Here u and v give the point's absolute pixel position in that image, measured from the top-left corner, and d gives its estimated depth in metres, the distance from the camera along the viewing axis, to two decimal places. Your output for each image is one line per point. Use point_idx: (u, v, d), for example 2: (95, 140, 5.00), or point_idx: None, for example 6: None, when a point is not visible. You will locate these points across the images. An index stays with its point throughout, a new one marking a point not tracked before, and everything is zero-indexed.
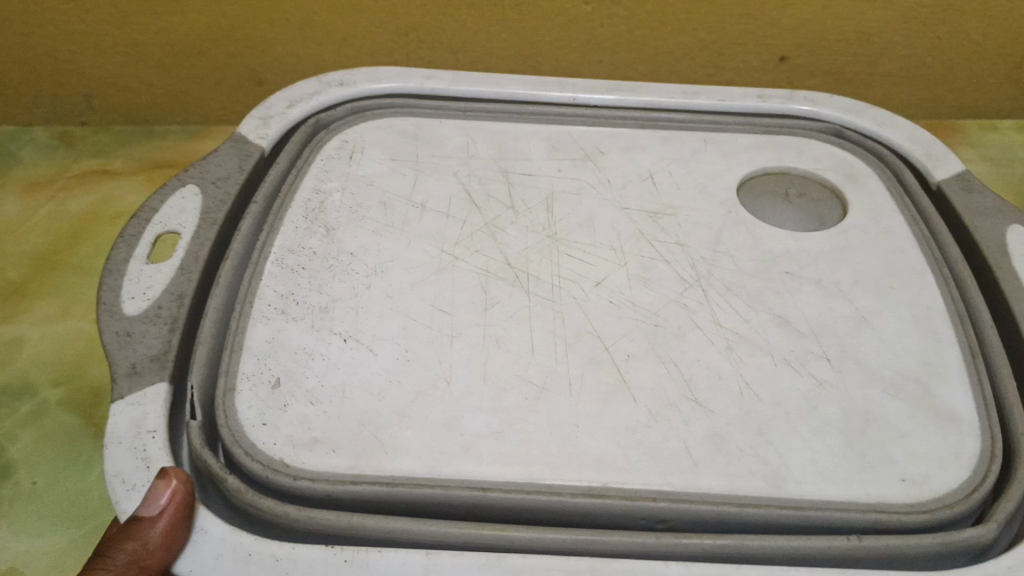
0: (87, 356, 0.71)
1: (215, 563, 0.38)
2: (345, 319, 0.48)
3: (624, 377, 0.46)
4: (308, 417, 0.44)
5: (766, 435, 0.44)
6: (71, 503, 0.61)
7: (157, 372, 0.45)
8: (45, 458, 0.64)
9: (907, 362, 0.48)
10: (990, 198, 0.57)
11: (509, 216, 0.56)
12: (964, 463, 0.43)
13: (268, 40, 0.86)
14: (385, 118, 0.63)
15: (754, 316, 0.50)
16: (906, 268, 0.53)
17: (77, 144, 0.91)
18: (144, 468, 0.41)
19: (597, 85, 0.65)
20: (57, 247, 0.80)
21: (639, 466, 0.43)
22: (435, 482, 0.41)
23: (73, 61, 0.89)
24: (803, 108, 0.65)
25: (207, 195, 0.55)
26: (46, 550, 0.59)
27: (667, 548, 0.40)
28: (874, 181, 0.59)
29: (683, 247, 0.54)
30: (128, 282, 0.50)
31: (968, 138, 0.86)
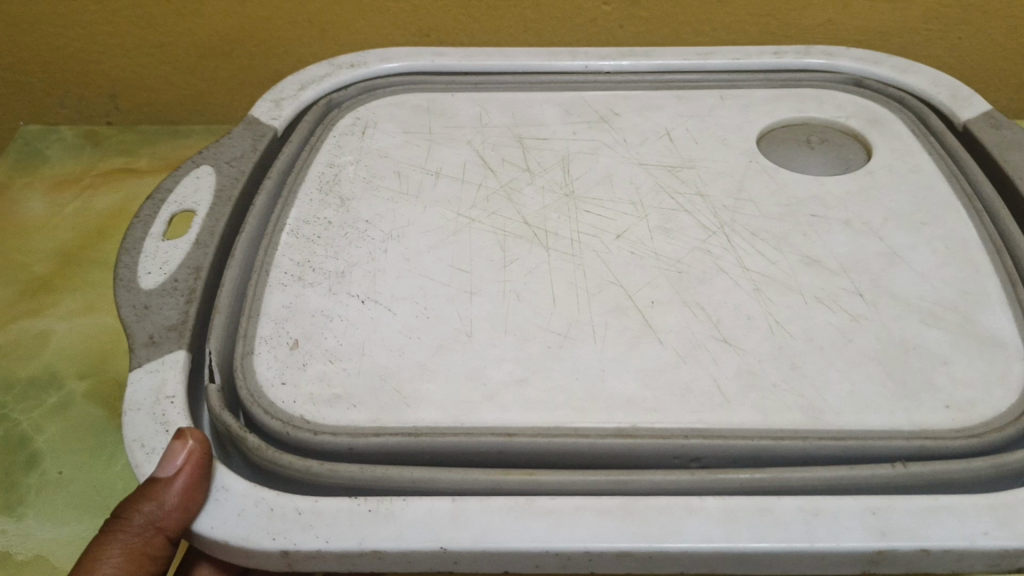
0: (112, 348, 0.72)
1: (238, 518, 0.38)
2: (362, 282, 0.49)
3: (649, 322, 0.46)
4: (328, 374, 0.44)
5: (800, 369, 0.43)
6: (96, 493, 0.62)
7: (175, 341, 0.46)
8: (71, 450, 0.65)
9: (947, 293, 0.47)
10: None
11: (524, 179, 0.56)
12: (1012, 386, 0.42)
13: (289, 40, 0.86)
14: (398, 96, 0.63)
15: (781, 258, 0.49)
16: (937, 204, 0.52)
17: (102, 143, 0.93)
18: (164, 432, 0.42)
19: (610, 52, 0.65)
20: (85, 243, 0.81)
21: (669, 406, 0.42)
22: (458, 430, 0.41)
23: (98, 61, 0.90)
24: (819, 62, 0.64)
25: (221, 174, 0.56)
26: (73, 538, 0.60)
27: (703, 484, 0.40)
28: (899, 124, 0.59)
29: (705, 198, 0.54)
30: (145, 258, 0.50)
31: None
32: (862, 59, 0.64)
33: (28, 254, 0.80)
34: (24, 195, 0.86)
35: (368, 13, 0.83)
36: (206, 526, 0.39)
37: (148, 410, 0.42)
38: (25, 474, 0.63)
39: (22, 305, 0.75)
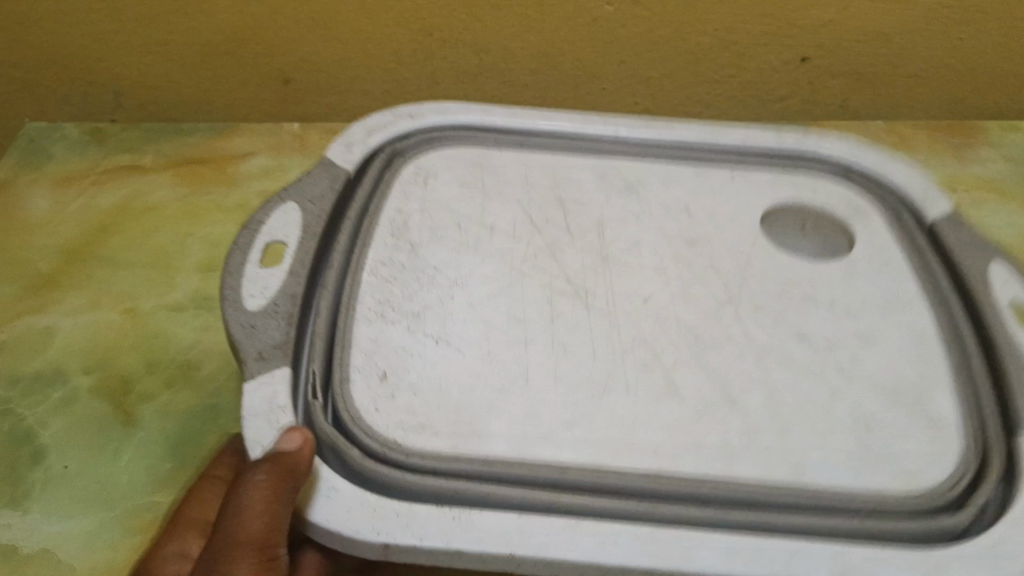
0: (114, 344, 0.78)
1: (348, 514, 0.49)
2: (434, 322, 0.58)
3: (672, 382, 0.55)
4: (413, 404, 0.53)
5: (782, 441, 0.52)
6: (101, 487, 0.67)
7: (281, 358, 0.54)
8: (76, 445, 0.70)
9: (912, 370, 0.56)
10: (978, 234, 0.65)
11: (566, 240, 0.64)
12: (970, 451, 0.52)
13: (292, 39, 0.92)
14: (453, 148, 0.71)
15: (777, 336, 0.58)
16: (904, 295, 0.61)
17: (107, 140, 0.99)
18: (274, 433, 0.51)
19: (639, 122, 0.73)
20: (90, 239, 0.87)
21: (686, 455, 0.51)
22: (521, 462, 0.51)
23: (105, 62, 0.95)
24: (816, 146, 0.72)
25: (308, 211, 0.64)
26: (78, 531, 0.64)
27: (713, 521, 0.49)
28: (903, 212, 0.69)
29: (717, 272, 0.62)
30: (246, 282, 0.59)
31: (990, 138, 0.95)
32: (846, 146, 0.73)
33: (32, 251, 0.86)
34: (31, 191, 0.92)
35: (373, 11, 0.89)
36: (322, 518, 0.48)
37: (264, 415, 0.52)
38: (30, 468, 0.69)
39: (27, 302, 0.81)
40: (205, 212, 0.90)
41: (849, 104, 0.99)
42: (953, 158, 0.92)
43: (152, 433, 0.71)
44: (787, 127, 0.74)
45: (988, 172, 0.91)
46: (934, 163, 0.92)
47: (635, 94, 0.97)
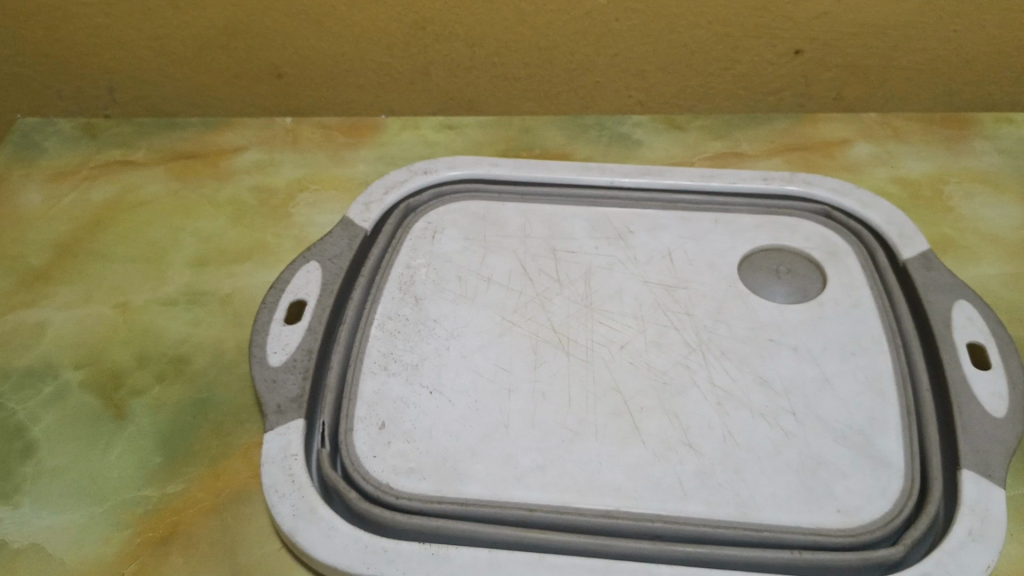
0: (106, 339, 0.78)
1: (344, 549, 0.59)
2: (430, 374, 0.70)
3: (638, 426, 0.66)
4: (406, 451, 0.65)
5: (740, 474, 0.62)
6: (91, 482, 0.67)
7: (295, 411, 0.67)
8: (66, 440, 0.70)
9: (858, 418, 0.65)
10: (946, 274, 0.75)
11: (555, 288, 0.77)
12: (889, 497, 0.61)
13: (286, 33, 0.92)
14: (460, 203, 0.85)
15: (741, 376, 0.69)
16: (867, 337, 0.71)
17: (99, 135, 0.99)
18: (291, 481, 0.63)
19: (632, 170, 0.85)
20: (82, 233, 0.88)
21: (644, 495, 0.62)
22: (496, 503, 0.61)
23: (97, 56, 0.96)
24: (799, 189, 0.83)
25: (325, 269, 0.77)
26: (68, 526, 0.65)
27: (659, 551, 0.58)
28: (851, 257, 0.77)
29: (691, 317, 0.74)
30: (271, 339, 0.72)
31: (984, 130, 0.94)
32: (833, 192, 0.83)
33: (25, 246, 0.86)
34: (23, 185, 0.92)
35: (366, 4, 0.88)
36: (326, 557, 0.59)
37: (279, 464, 0.64)
38: (20, 463, 0.69)
39: (19, 297, 0.81)
40: (197, 206, 0.90)
41: (845, 97, 0.98)
42: (946, 150, 0.92)
43: (142, 428, 0.71)
44: (773, 173, 0.85)
45: (982, 163, 0.90)
46: (927, 155, 0.91)
47: (628, 87, 0.97)
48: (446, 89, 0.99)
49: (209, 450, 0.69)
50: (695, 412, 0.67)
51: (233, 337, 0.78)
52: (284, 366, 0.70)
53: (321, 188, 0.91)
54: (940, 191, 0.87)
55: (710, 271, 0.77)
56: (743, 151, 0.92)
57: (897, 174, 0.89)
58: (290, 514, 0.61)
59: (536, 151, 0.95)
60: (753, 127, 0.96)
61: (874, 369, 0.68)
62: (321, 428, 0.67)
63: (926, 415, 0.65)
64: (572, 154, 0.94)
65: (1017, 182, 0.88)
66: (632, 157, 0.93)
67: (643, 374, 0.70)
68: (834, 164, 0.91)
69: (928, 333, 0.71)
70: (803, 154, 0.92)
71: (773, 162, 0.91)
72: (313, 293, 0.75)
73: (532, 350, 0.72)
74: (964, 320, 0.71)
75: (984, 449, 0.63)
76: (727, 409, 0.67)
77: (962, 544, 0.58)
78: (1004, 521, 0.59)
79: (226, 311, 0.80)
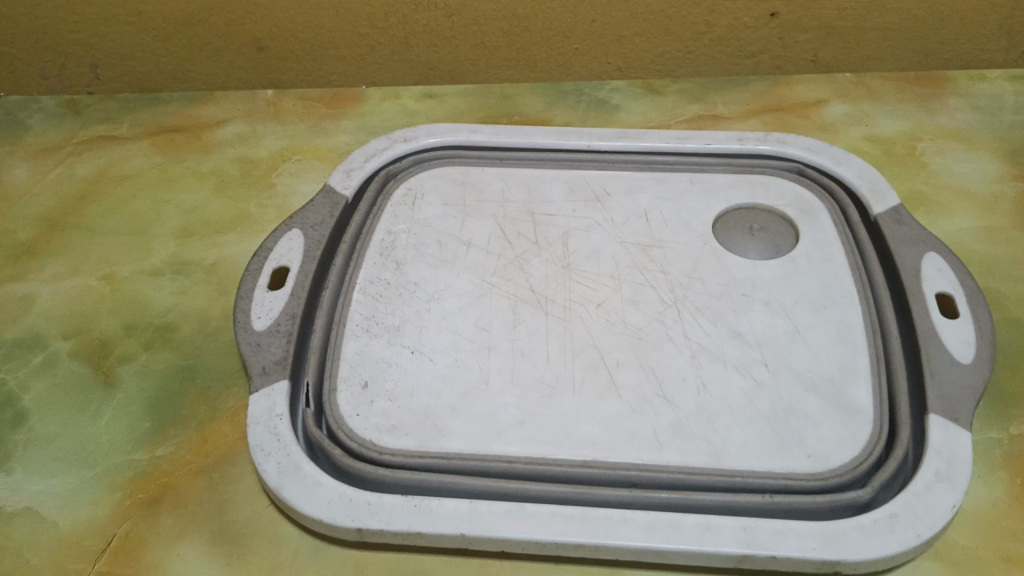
0: (94, 309, 0.79)
1: (328, 504, 0.61)
2: (411, 336, 0.71)
3: (614, 380, 0.68)
4: (388, 409, 0.66)
5: (713, 423, 0.64)
6: (82, 446, 0.69)
7: (279, 373, 0.68)
8: (56, 408, 0.72)
9: (829, 367, 0.67)
10: (916, 228, 0.76)
11: (534, 250, 0.78)
12: (858, 442, 0.62)
13: (266, 5, 0.93)
14: (440, 168, 0.86)
15: (715, 330, 0.70)
16: (839, 290, 0.72)
17: (83, 111, 1.00)
18: (276, 439, 0.64)
19: (608, 133, 0.87)
20: (69, 207, 0.89)
21: (620, 445, 0.63)
22: (476, 456, 0.63)
23: (78, 32, 0.96)
24: (773, 148, 0.85)
25: (307, 236, 0.78)
26: (60, 489, 0.66)
27: (635, 499, 0.60)
28: (824, 214, 0.79)
29: (666, 274, 0.75)
30: (255, 304, 0.74)
31: (959, 88, 0.95)
32: (807, 150, 0.84)
33: (13, 221, 0.87)
34: (10, 162, 0.93)
35: None
36: (311, 511, 0.60)
37: (264, 424, 0.65)
38: (13, 430, 0.70)
39: (9, 270, 0.83)
40: (181, 178, 0.91)
41: (821, 60, 0.99)
42: (921, 109, 0.93)
43: (131, 394, 0.72)
44: (747, 134, 0.86)
45: (957, 120, 0.91)
46: (902, 114, 0.93)
47: (607, 53, 0.98)
48: (426, 60, 1.00)
49: (196, 414, 0.71)
50: (670, 365, 0.68)
51: (219, 305, 0.79)
52: (268, 330, 0.71)
53: (303, 158, 0.92)
54: (914, 148, 0.89)
55: (686, 231, 0.78)
56: (719, 114, 0.94)
57: (872, 133, 0.91)
58: (276, 471, 0.63)
59: (516, 118, 0.96)
60: (729, 90, 0.97)
61: (845, 321, 0.70)
62: (305, 389, 0.68)
63: (895, 362, 0.67)
64: (551, 121, 0.95)
65: (989, 138, 0.89)
66: (610, 122, 0.94)
67: (620, 331, 0.71)
68: (809, 125, 0.92)
69: (898, 285, 0.73)
70: (778, 115, 0.93)
71: (749, 124, 0.92)
72: (296, 260, 0.77)
73: (512, 311, 0.73)
74: (933, 272, 0.73)
75: (951, 394, 0.64)
76: (701, 362, 0.68)
77: (928, 486, 0.59)
78: (970, 462, 0.61)
79: (211, 280, 0.81)
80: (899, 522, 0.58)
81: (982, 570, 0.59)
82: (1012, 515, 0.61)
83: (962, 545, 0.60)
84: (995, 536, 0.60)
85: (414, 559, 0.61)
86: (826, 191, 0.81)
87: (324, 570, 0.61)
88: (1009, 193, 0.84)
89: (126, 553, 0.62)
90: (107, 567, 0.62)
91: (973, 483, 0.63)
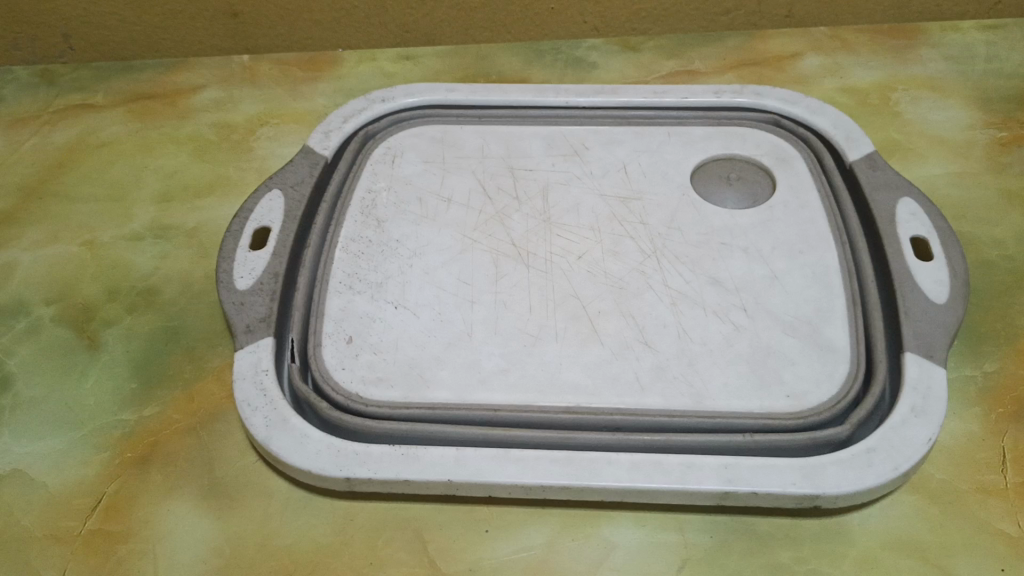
0: (75, 275, 0.79)
1: (317, 455, 0.61)
2: (395, 291, 0.72)
3: (596, 328, 0.68)
4: (373, 362, 0.67)
5: (694, 367, 0.65)
6: (69, 409, 0.69)
7: (264, 330, 0.69)
8: (42, 372, 0.72)
9: (806, 310, 0.68)
10: (890, 174, 0.77)
11: (514, 206, 0.79)
12: (835, 381, 0.64)
13: None
14: (418, 127, 0.86)
15: (694, 278, 0.71)
16: (815, 236, 0.73)
17: (57, 80, 0.99)
18: (262, 394, 0.65)
19: (586, 89, 0.87)
20: (46, 176, 0.88)
21: (603, 390, 0.64)
22: (461, 405, 0.64)
23: (51, 2, 0.97)
24: (748, 100, 0.85)
25: (288, 196, 0.79)
26: (48, 451, 0.67)
27: (619, 442, 0.61)
28: (800, 163, 0.80)
29: (645, 225, 0.76)
30: (237, 264, 0.74)
31: (931, 38, 0.96)
32: (782, 102, 0.85)
33: None
34: None
35: None
36: (300, 462, 0.61)
37: (250, 380, 0.65)
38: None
39: None
40: (158, 144, 0.91)
41: (795, 14, 1.00)
42: (894, 59, 0.94)
43: (116, 357, 0.73)
44: (723, 87, 0.87)
45: (929, 70, 0.92)
46: (875, 64, 0.93)
47: (583, 13, 0.99)
48: (403, 22, 1.00)
49: (181, 374, 0.71)
50: (650, 312, 0.69)
51: (201, 268, 0.79)
52: (251, 289, 0.72)
53: (281, 121, 0.92)
54: (887, 98, 0.90)
55: (664, 182, 0.79)
56: (695, 69, 0.94)
57: (846, 84, 0.91)
58: (263, 425, 0.63)
59: (493, 78, 0.96)
60: (705, 45, 0.97)
61: (821, 265, 0.71)
62: (290, 345, 0.69)
63: (871, 303, 0.68)
64: (528, 79, 0.95)
65: (962, 86, 0.90)
66: (587, 79, 0.94)
67: (601, 281, 0.72)
68: (784, 78, 0.93)
69: (874, 230, 0.74)
70: (753, 69, 0.94)
71: (726, 78, 0.93)
72: (277, 219, 0.77)
73: (493, 264, 0.74)
74: (908, 216, 0.74)
75: (927, 332, 0.66)
76: (681, 308, 0.69)
77: (904, 420, 0.61)
78: (944, 396, 0.62)
79: (192, 244, 0.81)
80: (876, 455, 0.59)
81: (958, 501, 0.60)
82: (987, 448, 0.63)
83: (937, 478, 0.61)
84: (970, 468, 0.62)
85: (403, 508, 0.62)
86: (802, 141, 0.82)
87: (314, 520, 0.62)
88: (982, 139, 0.85)
89: (117, 511, 0.63)
90: (98, 524, 0.62)
91: (948, 418, 0.64)
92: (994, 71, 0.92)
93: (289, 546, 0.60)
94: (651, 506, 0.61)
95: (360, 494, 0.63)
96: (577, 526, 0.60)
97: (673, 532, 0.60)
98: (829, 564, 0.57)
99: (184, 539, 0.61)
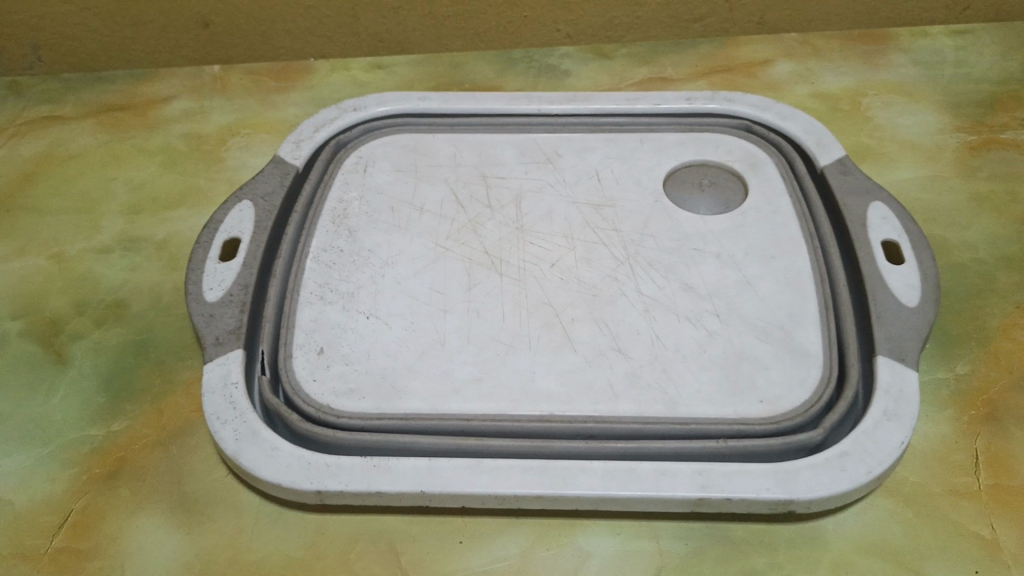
0: (43, 289, 0.78)
1: (287, 467, 0.60)
2: (366, 301, 0.71)
3: (569, 335, 0.68)
4: (345, 373, 0.66)
5: (667, 373, 0.65)
6: (36, 425, 0.68)
7: (234, 342, 0.68)
8: (8, 387, 0.71)
9: (778, 315, 0.68)
10: (861, 178, 0.78)
11: (486, 214, 0.78)
12: (808, 385, 0.64)
13: None
14: (390, 136, 0.86)
15: (668, 284, 0.71)
16: (787, 241, 0.73)
17: (26, 92, 0.98)
18: (231, 407, 0.64)
19: (558, 97, 0.87)
20: (14, 189, 0.87)
21: (576, 398, 0.64)
22: (434, 415, 0.63)
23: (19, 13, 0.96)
24: (720, 106, 0.86)
25: (258, 206, 0.78)
26: (14, 468, 0.65)
27: (593, 450, 0.61)
28: (771, 168, 0.80)
29: (618, 232, 0.76)
30: (207, 276, 0.73)
31: (901, 44, 0.97)
32: (754, 108, 0.85)
33: None
34: None
35: None
36: (270, 475, 0.60)
37: (219, 393, 0.65)
38: None
39: None
40: (128, 155, 0.90)
41: (767, 21, 1.00)
42: (864, 65, 0.94)
43: (84, 371, 0.72)
44: (695, 93, 0.87)
45: (899, 76, 0.93)
46: (846, 70, 0.94)
47: (554, 20, 0.98)
48: (375, 31, 0.99)
49: (151, 387, 0.70)
50: (624, 319, 0.69)
51: (171, 279, 0.79)
52: (221, 301, 0.71)
53: (253, 131, 0.91)
54: (858, 103, 0.90)
55: (636, 188, 0.79)
56: (668, 76, 0.94)
57: (817, 90, 0.92)
58: (232, 438, 0.62)
59: (467, 86, 0.95)
60: (678, 52, 0.97)
61: (793, 269, 0.71)
62: (260, 357, 0.68)
63: (844, 306, 0.68)
64: (501, 87, 0.95)
65: (931, 91, 0.91)
66: (560, 87, 0.94)
67: (574, 288, 0.72)
68: (756, 84, 0.93)
69: (845, 234, 0.74)
70: (726, 76, 0.94)
71: (698, 85, 0.93)
72: (247, 230, 0.76)
73: (466, 273, 0.73)
74: (879, 219, 0.74)
75: (899, 336, 0.66)
76: (655, 315, 0.69)
77: (877, 423, 0.61)
78: (916, 399, 0.62)
79: (162, 255, 0.80)
80: (849, 459, 0.59)
81: (932, 504, 0.60)
82: (960, 450, 0.63)
83: (911, 481, 0.61)
84: (943, 471, 0.62)
85: (376, 519, 0.61)
86: (773, 147, 0.83)
87: (285, 534, 0.61)
88: (952, 143, 0.85)
89: (85, 528, 0.62)
90: (65, 542, 0.61)
91: (921, 421, 0.65)
92: (963, 76, 0.92)
93: (260, 560, 0.59)
94: (626, 513, 0.60)
95: (332, 506, 0.62)
96: (552, 535, 0.60)
97: (648, 540, 0.59)
98: (805, 570, 0.57)
99: (153, 555, 0.60)
